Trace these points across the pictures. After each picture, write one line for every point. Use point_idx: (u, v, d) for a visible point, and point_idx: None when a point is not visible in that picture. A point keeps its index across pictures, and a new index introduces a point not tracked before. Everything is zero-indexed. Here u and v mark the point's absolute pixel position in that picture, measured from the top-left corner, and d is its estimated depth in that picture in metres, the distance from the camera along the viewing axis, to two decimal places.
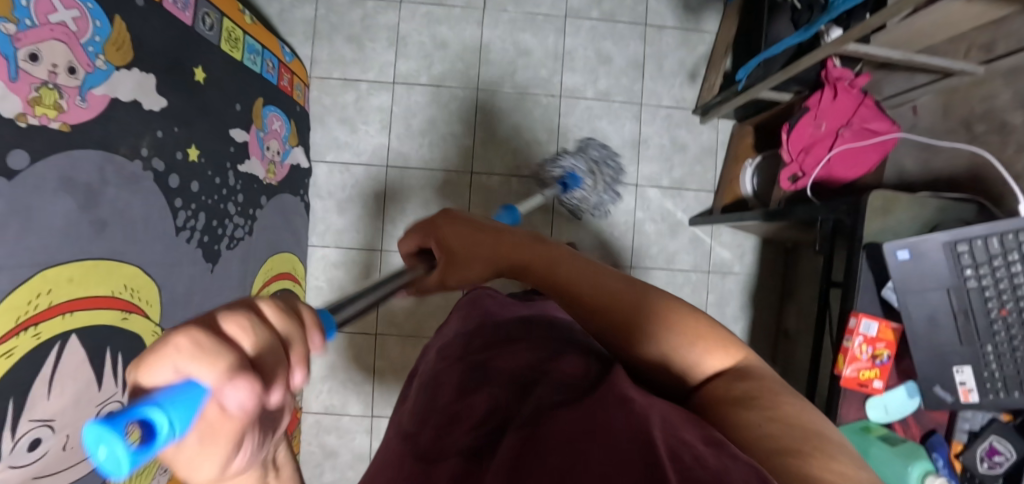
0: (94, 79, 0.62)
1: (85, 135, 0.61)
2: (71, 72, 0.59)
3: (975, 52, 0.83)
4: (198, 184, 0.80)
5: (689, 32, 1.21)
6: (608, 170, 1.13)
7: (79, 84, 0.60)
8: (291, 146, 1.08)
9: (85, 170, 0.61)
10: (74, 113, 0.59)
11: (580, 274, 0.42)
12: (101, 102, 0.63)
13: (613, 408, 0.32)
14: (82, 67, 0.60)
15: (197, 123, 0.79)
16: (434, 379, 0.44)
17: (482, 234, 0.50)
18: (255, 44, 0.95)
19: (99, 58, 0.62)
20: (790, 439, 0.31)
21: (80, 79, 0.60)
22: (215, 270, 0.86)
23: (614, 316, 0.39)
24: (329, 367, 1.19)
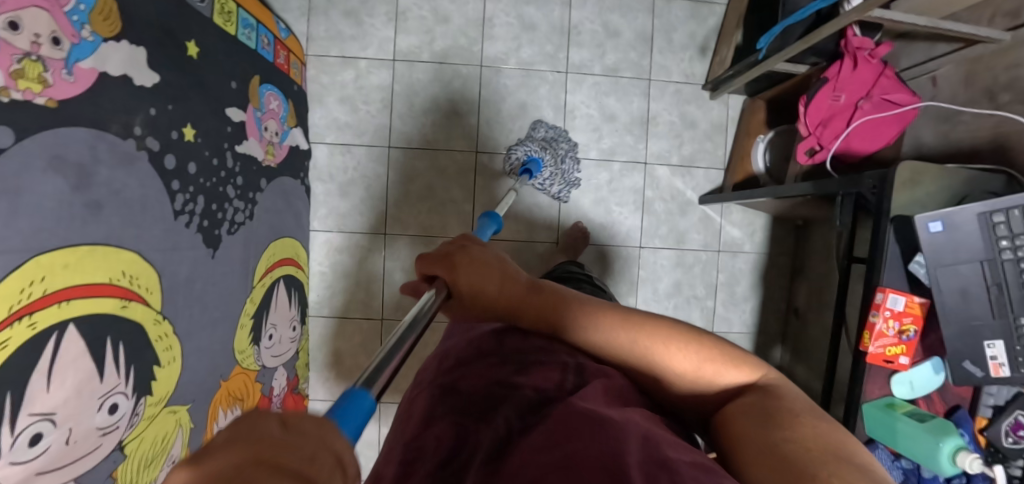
0: (81, 51, 0.58)
1: (74, 112, 0.57)
2: (55, 43, 0.55)
3: (1000, 19, 0.80)
4: (195, 165, 0.76)
5: (699, 3, 1.17)
6: (562, 146, 1.13)
7: (65, 56, 0.56)
8: (290, 127, 1.04)
9: (76, 149, 0.57)
10: (62, 88, 0.56)
11: (587, 304, 0.46)
12: (90, 77, 0.59)
13: (594, 426, 0.33)
14: (67, 37, 0.57)
15: (191, 102, 0.75)
16: (405, 411, 0.42)
17: (491, 271, 0.48)
18: (249, 18, 0.91)
19: (84, 28, 0.58)
20: (807, 457, 0.30)
21: (66, 51, 0.56)
22: (217, 256, 0.83)
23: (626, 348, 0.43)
24: (335, 354, 1.16)
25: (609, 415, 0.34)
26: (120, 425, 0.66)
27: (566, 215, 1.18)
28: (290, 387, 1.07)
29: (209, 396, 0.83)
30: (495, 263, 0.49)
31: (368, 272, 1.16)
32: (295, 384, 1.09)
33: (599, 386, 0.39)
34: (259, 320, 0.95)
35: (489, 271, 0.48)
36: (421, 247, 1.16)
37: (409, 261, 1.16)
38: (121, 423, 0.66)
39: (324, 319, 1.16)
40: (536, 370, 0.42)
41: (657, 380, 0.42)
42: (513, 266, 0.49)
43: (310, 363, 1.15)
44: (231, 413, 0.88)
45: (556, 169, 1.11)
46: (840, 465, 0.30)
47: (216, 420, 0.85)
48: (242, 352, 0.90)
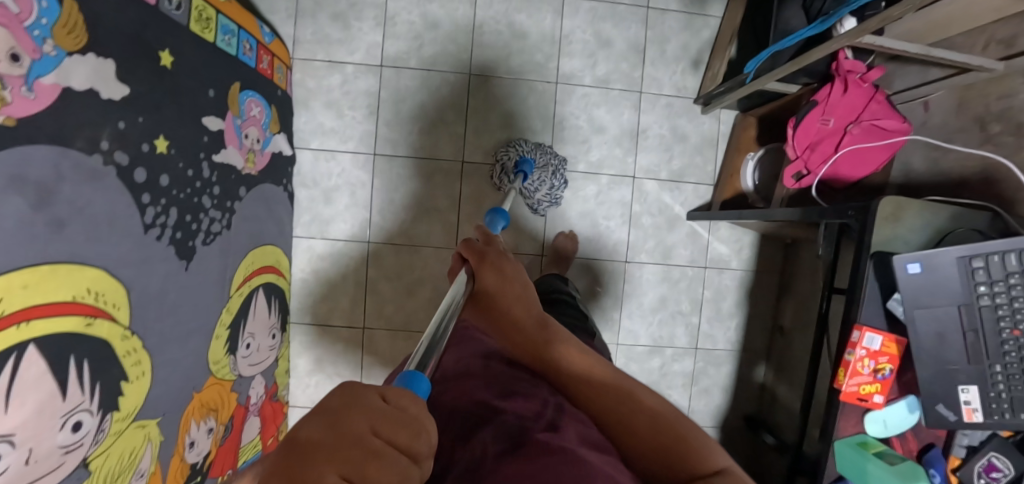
0: (42, 66, 0.56)
1: (35, 129, 0.56)
2: (14, 59, 0.54)
3: (994, 47, 0.79)
4: (167, 177, 0.75)
5: (694, 15, 1.15)
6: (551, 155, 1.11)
7: (24, 73, 0.55)
8: (272, 133, 1.03)
9: (38, 167, 0.56)
10: (21, 105, 0.54)
11: (584, 354, 0.47)
12: (53, 93, 0.57)
13: (567, 463, 0.34)
14: (28, 53, 0.55)
15: (165, 113, 0.74)
16: None
17: (513, 282, 0.53)
18: (230, 24, 0.89)
19: (46, 43, 0.57)
20: None
21: (26, 67, 0.55)
22: (190, 268, 0.81)
23: (604, 402, 0.44)
24: (316, 361, 1.15)
25: (583, 455, 0.35)
26: (84, 443, 0.65)
27: (553, 226, 1.17)
28: (268, 394, 1.06)
29: (182, 408, 0.82)
30: (517, 276, 0.54)
31: (351, 279, 1.14)
32: (274, 392, 1.08)
33: (572, 425, 0.41)
34: (236, 330, 0.95)
35: (511, 284, 0.52)
36: (406, 256, 1.15)
37: (392, 270, 1.15)
38: (85, 441, 0.65)
39: (305, 326, 1.15)
40: (519, 399, 0.44)
41: (634, 440, 0.41)
42: (530, 293, 0.52)
43: (290, 370, 1.15)
44: (204, 424, 0.87)
45: (545, 175, 1.09)
46: None
47: (188, 432, 0.84)
48: (218, 362, 0.90)
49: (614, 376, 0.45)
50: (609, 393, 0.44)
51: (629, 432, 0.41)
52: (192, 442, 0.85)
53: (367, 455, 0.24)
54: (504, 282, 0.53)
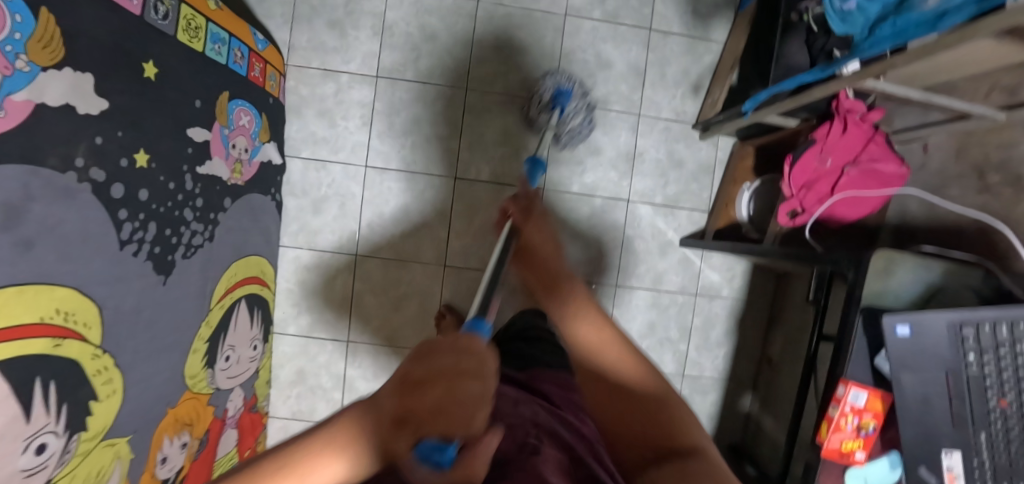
0: (14, 82, 0.54)
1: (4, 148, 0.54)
2: None
3: (997, 95, 0.77)
4: (147, 191, 0.73)
5: (696, 40, 1.14)
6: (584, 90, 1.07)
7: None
8: (261, 142, 1.00)
9: (7, 187, 0.54)
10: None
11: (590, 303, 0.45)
12: (24, 110, 0.56)
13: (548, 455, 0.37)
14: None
15: (146, 126, 0.72)
16: None
17: (547, 235, 0.61)
18: (220, 32, 0.87)
19: (19, 58, 0.55)
20: None
21: None
22: (169, 282, 0.80)
23: (600, 355, 0.41)
24: (298, 373, 1.13)
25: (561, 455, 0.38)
26: (49, 465, 0.63)
27: None
28: (246, 407, 1.04)
29: (154, 424, 0.80)
30: (551, 235, 0.60)
31: (336, 290, 1.12)
32: (253, 403, 1.06)
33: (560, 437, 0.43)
34: (215, 342, 0.93)
35: (547, 239, 0.59)
36: (393, 270, 1.13)
37: (380, 283, 1.13)
38: (50, 463, 0.63)
39: (288, 338, 1.13)
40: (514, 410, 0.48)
41: (612, 403, 0.39)
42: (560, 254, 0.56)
43: (270, 380, 1.13)
44: (177, 439, 0.86)
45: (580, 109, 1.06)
46: None
47: (160, 448, 0.82)
48: (194, 376, 0.88)
49: (613, 332, 0.42)
50: (603, 352, 0.41)
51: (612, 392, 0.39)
52: (164, 458, 0.83)
53: (457, 359, 0.27)
54: (544, 238, 0.59)
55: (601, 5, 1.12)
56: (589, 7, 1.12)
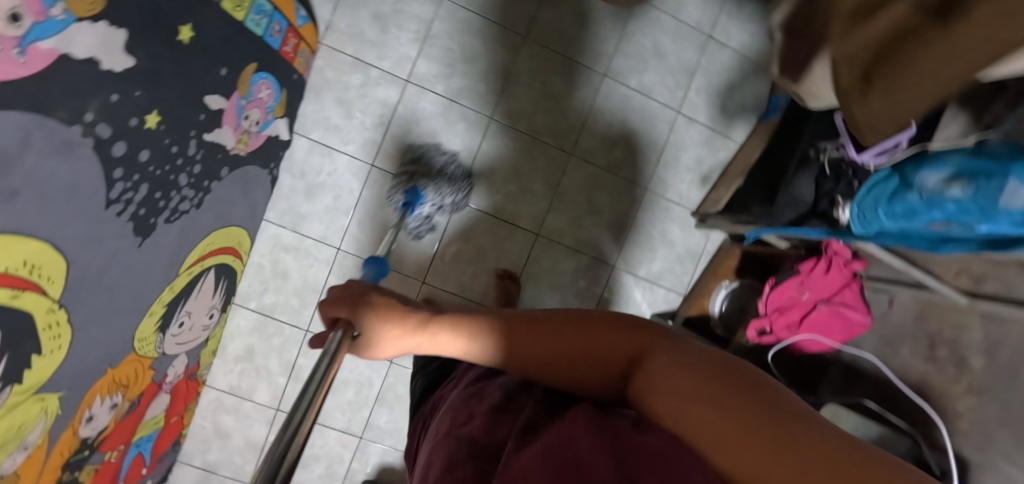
0: (43, 30, 0.53)
1: (18, 93, 0.52)
2: (14, 19, 0.50)
3: (963, 279, 0.83)
4: (148, 152, 0.71)
5: (715, 134, 1.20)
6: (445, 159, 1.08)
7: (21, 35, 0.51)
8: (274, 117, 0.97)
9: (6, 134, 0.52)
10: (5, 69, 0.50)
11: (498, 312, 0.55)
12: (45, 59, 0.54)
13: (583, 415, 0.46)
14: (31, 15, 0.52)
15: (167, 89, 0.69)
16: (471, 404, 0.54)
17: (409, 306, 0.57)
18: (265, 4, 0.84)
19: (55, 6, 0.54)
20: (764, 419, 0.37)
21: (24, 29, 0.51)
22: (144, 245, 0.77)
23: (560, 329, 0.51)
24: (247, 350, 1.10)
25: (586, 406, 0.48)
26: None
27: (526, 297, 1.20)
28: (186, 374, 1.01)
29: (90, 382, 0.77)
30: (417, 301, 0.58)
31: (308, 279, 1.10)
32: (193, 371, 1.03)
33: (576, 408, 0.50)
34: (174, 308, 0.90)
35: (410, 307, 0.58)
36: None
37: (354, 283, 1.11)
38: None
39: (247, 312, 1.09)
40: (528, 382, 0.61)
41: (570, 362, 0.49)
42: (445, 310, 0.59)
43: (217, 350, 1.09)
44: (109, 400, 0.82)
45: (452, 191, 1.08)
46: (779, 419, 0.36)
47: (89, 406, 0.79)
48: (142, 340, 0.85)
49: (544, 315, 0.52)
50: (542, 327, 0.51)
51: (569, 353, 0.49)
52: (90, 417, 0.80)
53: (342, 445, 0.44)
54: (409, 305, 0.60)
55: (639, 75, 1.16)
56: (627, 75, 1.16)
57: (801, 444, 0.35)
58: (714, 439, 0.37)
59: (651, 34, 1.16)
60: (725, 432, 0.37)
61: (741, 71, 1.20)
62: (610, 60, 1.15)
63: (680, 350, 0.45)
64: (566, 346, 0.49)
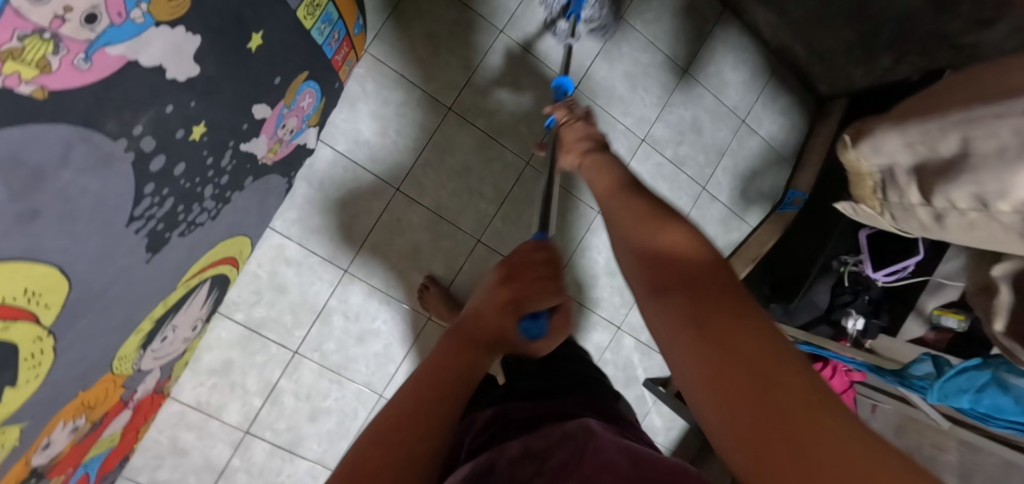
0: (120, 34, 0.44)
1: (69, 104, 0.42)
2: (88, 20, 0.41)
3: None
4: (184, 166, 0.60)
5: (733, 215, 1.24)
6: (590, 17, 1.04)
7: (93, 39, 0.41)
8: (308, 125, 0.88)
9: (43, 148, 0.41)
10: (64, 77, 0.40)
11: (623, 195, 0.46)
12: (111, 66, 0.44)
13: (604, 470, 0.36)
14: (109, 15, 0.42)
15: (225, 100, 0.60)
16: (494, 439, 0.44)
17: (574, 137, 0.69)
18: (333, 13, 0.76)
19: (138, 7, 0.44)
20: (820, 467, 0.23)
21: (97, 32, 0.42)
22: (152, 260, 0.66)
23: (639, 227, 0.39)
24: (225, 364, 0.99)
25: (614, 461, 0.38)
26: None
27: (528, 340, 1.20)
28: (155, 388, 0.90)
29: (57, 408, 0.66)
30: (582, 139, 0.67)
31: (306, 296, 1.01)
32: (162, 384, 0.92)
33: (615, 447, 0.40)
34: (160, 324, 0.79)
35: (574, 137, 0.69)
36: (374, 301, 1.05)
37: (357, 308, 1.04)
38: None
39: (231, 325, 0.99)
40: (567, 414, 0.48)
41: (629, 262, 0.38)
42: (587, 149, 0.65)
43: (190, 361, 0.97)
44: (71, 424, 0.71)
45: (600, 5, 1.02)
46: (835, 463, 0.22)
47: (49, 433, 0.67)
48: (123, 358, 0.74)
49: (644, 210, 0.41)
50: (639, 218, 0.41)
51: (638, 241, 0.38)
52: (48, 443, 0.68)
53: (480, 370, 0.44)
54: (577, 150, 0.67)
55: (676, 147, 1.17)
56: (665, 144, 1.17)
57: (821, 427, 0.24)
58: (710, 400, 0.27)
59: (692, 107, 1.18)
60: (724, 387, 0.26)
61: (764, 160, 1.25)
62: (652, 126, 1.15)
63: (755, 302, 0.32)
64: (646, 231, 0.39)
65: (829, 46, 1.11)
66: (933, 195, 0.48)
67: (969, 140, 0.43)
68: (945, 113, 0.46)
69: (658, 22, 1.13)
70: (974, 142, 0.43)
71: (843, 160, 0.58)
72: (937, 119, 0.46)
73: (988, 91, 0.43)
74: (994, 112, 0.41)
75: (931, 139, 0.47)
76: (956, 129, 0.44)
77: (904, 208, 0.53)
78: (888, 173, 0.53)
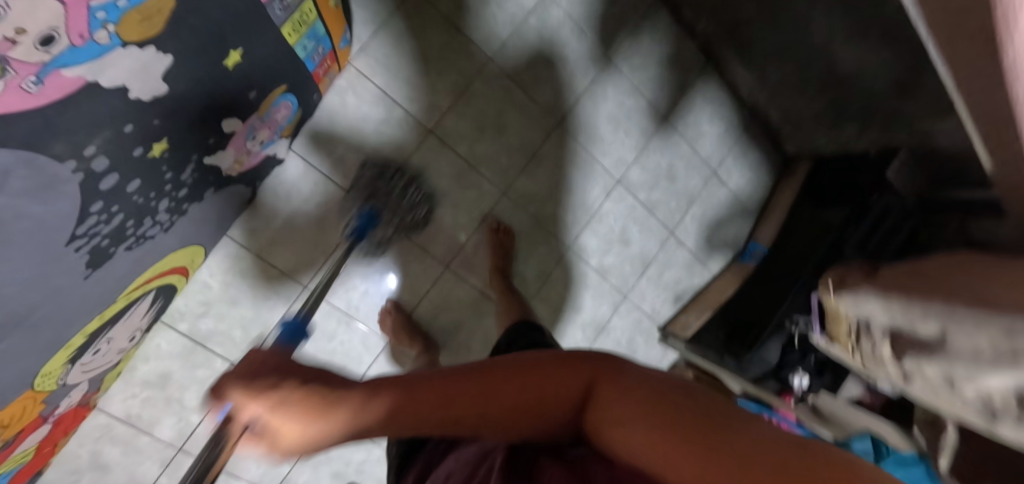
0: (78, 55, 0.37)
1: (11, 130, 0.35)
2: (45, 42, 0.34)
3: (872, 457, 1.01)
4: (139, 182, 0.54)
5: (696, 261, 1.28)
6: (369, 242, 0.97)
7: (47, 61, 0.35)
8: (280, 136, 0.82)
9: None
10: (7, 100, 0.34)
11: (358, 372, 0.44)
12: (66, 88, 0.38)
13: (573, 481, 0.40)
14: (69, 36, 0.36)
15: (192, 116, 0.55)
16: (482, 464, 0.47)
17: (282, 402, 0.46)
18: (320, 29, 0.71)
19: (104, 26, 0.38)
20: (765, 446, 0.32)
21: (54, 55, 0.35)
22: (91, 276, 0.57)
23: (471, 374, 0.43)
24: (162, 376, 0.92)
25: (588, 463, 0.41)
26: None
27: None
28: (81, 401, 0.82)
29: None
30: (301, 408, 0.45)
31: (259, 312, 0.97)
32: (88, 396, 0.84)
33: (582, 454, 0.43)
34: (94, 338, 0.72)
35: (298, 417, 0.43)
36: (333, 321, 1.00)
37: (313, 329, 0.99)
38: None
39: (174, 336, 0.92)
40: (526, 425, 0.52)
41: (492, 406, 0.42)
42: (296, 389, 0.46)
43: (124, 371, 0.89)
44: None
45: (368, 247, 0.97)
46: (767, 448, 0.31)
47: None
48: (47, 374, 0.66)
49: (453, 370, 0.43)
50: (419, 390, 0.41)
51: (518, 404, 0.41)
52: None
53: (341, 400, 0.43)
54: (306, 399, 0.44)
55: (648, 191, 1.20)
56: (639, 187, 1.19)
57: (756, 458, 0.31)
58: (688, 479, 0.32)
59: (668, 155, 1.21)
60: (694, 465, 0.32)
61: (729, 211, 1.30)
62: (627, 169, 1.17)
63: (613, 368, 0.41)
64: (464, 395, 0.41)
65: (802, 110, 1.17)
66: (906, 358, 0.46)
67: (950, 333, 0.41)
68: (929, 298, 0.44)
69: (644, 68, 1.15)
70: (949, 334, 0.41)
71: (826, 305, 0.61)
72: (921, 300, 0.45)
73: (976, 289, 0.40)
74: (972, 315, 0.39)
75: (907, 314, 0.46)
76: (934, 317, 0.43)
77: (874, 358, 0.53)
78: (864, 324, 0.53)
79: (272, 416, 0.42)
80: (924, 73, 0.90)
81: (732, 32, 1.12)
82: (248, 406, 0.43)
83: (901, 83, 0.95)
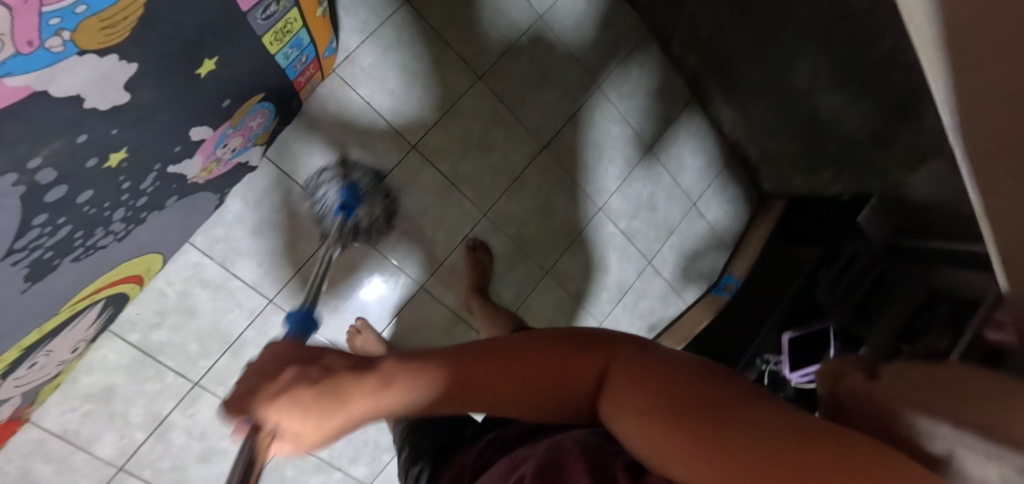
0: (26, 63, 0.33)
1: None
2: None
3: None
4: (90, 193, 0.49)
5: (672, 291, 1.28)
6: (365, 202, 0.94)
7: None
8: (254, 144, 0.78)
9: None
10: None
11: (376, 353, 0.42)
12: (8, 97, 0.34)
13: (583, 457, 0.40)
14: (16, 44, 0.32)
15: (157, 125, 0.52)
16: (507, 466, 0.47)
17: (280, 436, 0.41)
18: (305, 38, 0.68)
19: (59, 33, 0.35)
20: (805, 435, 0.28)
21: None
22: (30, 290, 0.52)
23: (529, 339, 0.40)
24: (105, 389, 0.85)
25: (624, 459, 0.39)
26: None
27: None
28: (11, 416, 0.74)
29: None
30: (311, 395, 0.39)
31: (219, 325, 0.91)
32: (21, 411, 0.76)
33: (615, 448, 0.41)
34: (31, 351, 0.66)
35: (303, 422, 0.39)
36: None
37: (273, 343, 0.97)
38: None
39: (124, 346, 0.85)
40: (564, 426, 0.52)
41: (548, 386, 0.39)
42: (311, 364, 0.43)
43: (64, 382, 0.82)
44: None
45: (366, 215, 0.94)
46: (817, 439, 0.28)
47: None
48: None
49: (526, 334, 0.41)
50: (502, 352, 0.39)
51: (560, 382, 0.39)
52: None
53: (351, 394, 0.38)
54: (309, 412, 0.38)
55: (630, 219, 1.20)
56: (620, 216, 1.18)
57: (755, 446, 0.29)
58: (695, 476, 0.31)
59: (650, 185, 1.21)
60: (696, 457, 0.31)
61: (706, 243, 1.31)
62: (609, 197, 1.16)
63: (631, 349, 0.39)
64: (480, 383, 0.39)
65: (781, 151, 1.19)
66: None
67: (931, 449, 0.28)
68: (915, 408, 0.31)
69: (632, 97, 1.15)
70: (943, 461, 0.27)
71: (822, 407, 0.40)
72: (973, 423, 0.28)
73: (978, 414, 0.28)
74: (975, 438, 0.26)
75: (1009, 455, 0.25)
76: None
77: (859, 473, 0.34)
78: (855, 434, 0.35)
79: (301, 422, 0.38)
80: (899, 127, 0.92)
81: (718, 69, 1.14)
82: (270, 419, 0.38)
83: (876, 135, 0.97)
